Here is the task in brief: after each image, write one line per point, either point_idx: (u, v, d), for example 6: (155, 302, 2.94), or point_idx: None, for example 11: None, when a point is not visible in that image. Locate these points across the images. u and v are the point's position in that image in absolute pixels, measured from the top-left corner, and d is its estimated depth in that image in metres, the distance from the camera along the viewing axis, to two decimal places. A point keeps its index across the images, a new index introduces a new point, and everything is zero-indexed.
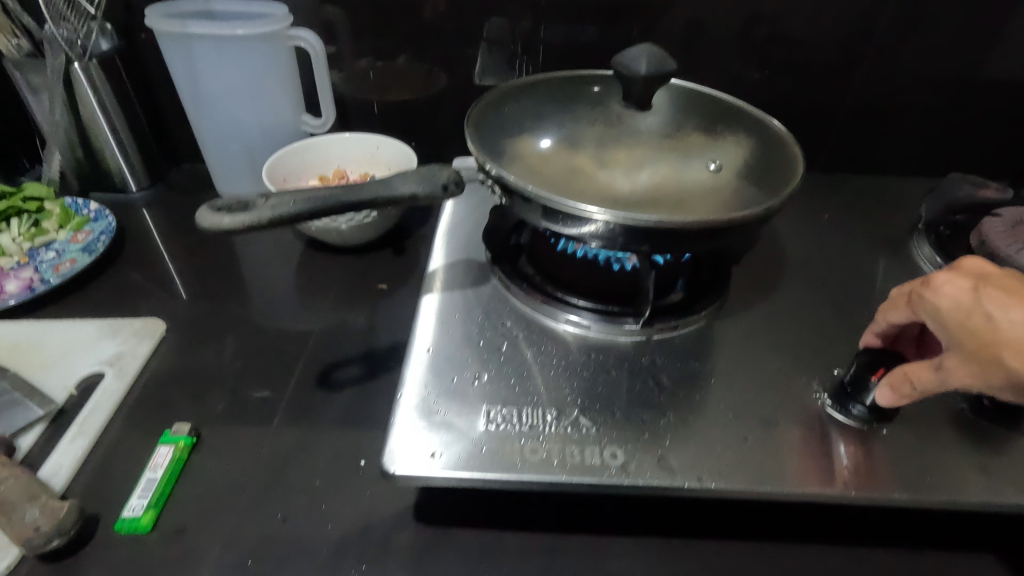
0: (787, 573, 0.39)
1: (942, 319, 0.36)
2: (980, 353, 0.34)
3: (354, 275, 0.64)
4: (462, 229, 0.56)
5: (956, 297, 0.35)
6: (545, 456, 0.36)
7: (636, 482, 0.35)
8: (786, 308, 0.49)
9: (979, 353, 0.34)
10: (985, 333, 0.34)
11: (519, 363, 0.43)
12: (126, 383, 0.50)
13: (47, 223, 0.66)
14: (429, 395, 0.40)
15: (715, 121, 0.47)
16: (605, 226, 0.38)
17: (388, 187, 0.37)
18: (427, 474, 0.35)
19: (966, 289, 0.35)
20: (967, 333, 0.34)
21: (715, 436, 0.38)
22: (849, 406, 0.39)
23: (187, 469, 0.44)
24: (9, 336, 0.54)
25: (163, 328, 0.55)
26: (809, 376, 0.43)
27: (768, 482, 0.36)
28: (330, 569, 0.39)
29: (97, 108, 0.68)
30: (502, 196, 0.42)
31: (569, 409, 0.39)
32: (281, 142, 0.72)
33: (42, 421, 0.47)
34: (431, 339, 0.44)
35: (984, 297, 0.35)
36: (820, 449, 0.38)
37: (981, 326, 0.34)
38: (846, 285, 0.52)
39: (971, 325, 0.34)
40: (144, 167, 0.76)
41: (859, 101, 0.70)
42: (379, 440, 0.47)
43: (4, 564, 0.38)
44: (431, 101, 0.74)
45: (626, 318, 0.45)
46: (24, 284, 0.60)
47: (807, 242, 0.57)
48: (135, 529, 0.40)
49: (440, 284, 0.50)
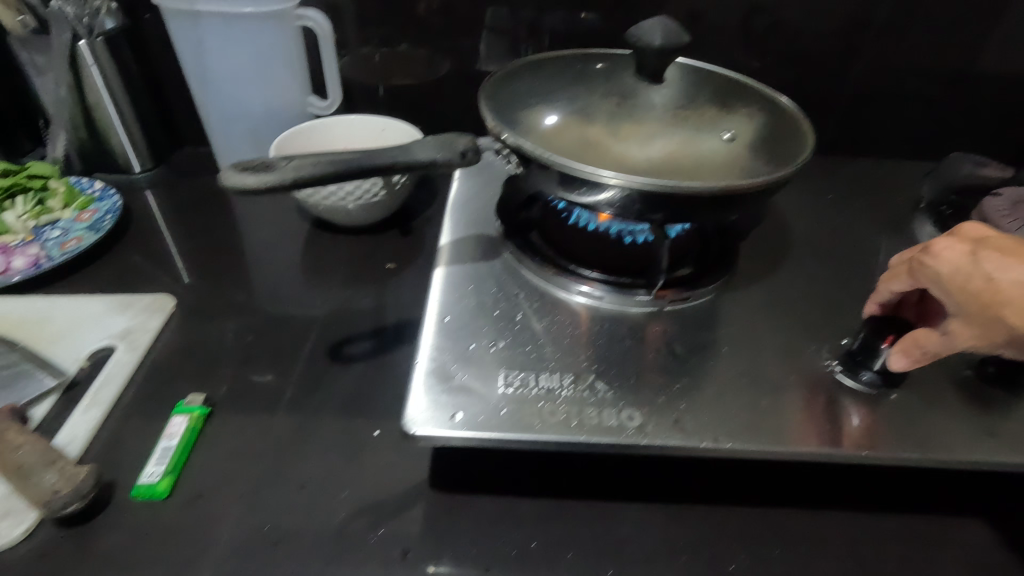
0: (797, 535, 0.40)
1: (943, 285, 0.36)
2: (982, 315, 0.34)
3: (362, 254, 0.64)
4: (472, 206, 0.57)
5: (959, 262, 0.36)
6: (563, 418, 0.37)
7: (653, 442, 0.36)
8: (793, 283, 0.50)
9: (984, 315, 0.34)
10: (988, 296, 0.34)
11: (534, 332, 0.43)
12: (138, 356, 0.50)
13: (52, 202, 0.65)
14: (448, 361, 0.40)
15: (728, 94, 0.48)
16: (620, 193, 0.39)
17: (408, 152, 0.39)
18: (449, 434, 0.36)
19: (966, 254, 0.36)
20: (971, 298, 0.35)
21: (728, 399, 0.39)
22: (860, 372, 0.40)
23: (202, 438, 0.45)
24: (17, 311, 0.54)
25: (172, 304, 0.56)
26: (818, 346, 0.44)
27: (781, 443, 0.37)
28: (349, 533, 0.40)
29: (102, 86, 0.68)
30: (518, 165, 0.43)
31: (585, 374, 0.40)
32: (287, 123, 0.72)
33: (55, 392, 0.47)
34: (446, 308, 0.45)
35: (983, 261, 0.35)
36: (831, 413, 0.39)
37: (982, 288, 0.34)
38: (851, 261, 0.53)
39: (973, 288, 0.35)
40: (149, 148, 0.76)
41: (860, 87, 0.71)
42: (392, 411, 0.47)
43: (22, 528, 0.38)
44: (437, 85, 0.74)
45: (638, 289, 0.46)
46: (30, 260, 0.59)
47: (812, 220, 0.58)
48: (152, 496, 0.41)
49: (453, 257, 0.50)
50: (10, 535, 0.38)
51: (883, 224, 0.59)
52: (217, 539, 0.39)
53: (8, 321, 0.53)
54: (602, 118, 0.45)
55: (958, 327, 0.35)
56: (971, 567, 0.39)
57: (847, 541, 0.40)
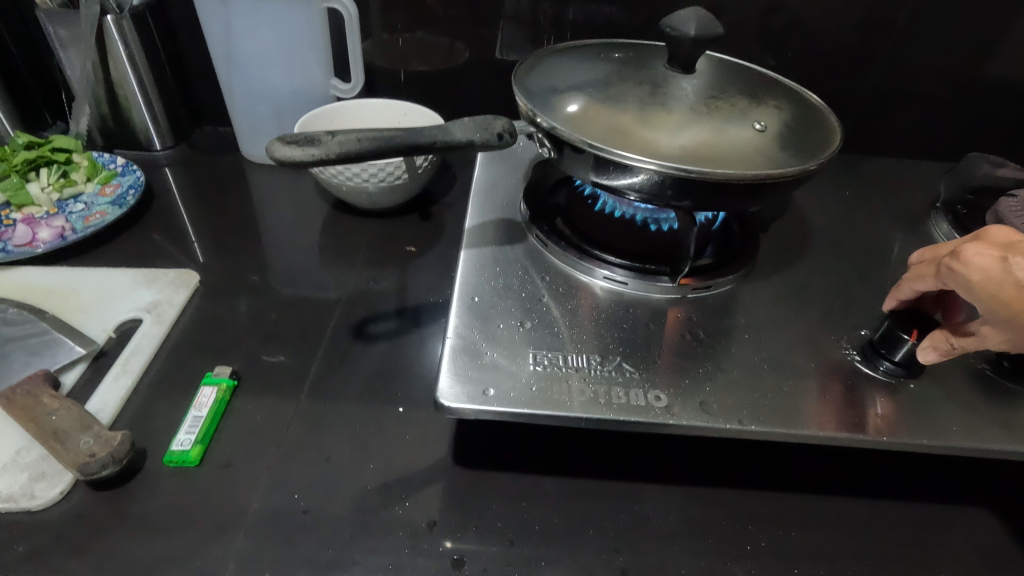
0: (814, 518, 0.41)
1: (972, 291, 0.35)
2: (1017, 321, 0.34)
3: (383, 236, 0.65)
4: (496, 190, 0.57)
5: (989, 269, 0.34)
6: (592, 396, 0.38)
7: (679, 422, 0.37)
8: (812, 275, 0.51)
9: (1016, 320, 0.34)
10: (1020, 302, 0.33)
11: (560, 313, 0.44)
12: (165, 328, 0.51)
13: (76, 175, 0.66)
14: (478, 339, 0.41)
15: (755, 88, 0.48)
16: (649, 179, 0.39)
17: (447, 131, 0.41)
18: (480, 408, 0.37)
19: (997, 261, 0.34)
20: (1003, 305, 0.34)
21: (752, 384, 0.40)
22: (877, 363, 0.41)
23: (230, 409, 0.46)
24: (44, 281, 0.55)
25: (197, 279, 0.56)
26: (838, 335, 0.45)
27: (803, 426, 0.38)
28: (376, 505, 0.40)
29: (127, 63, 0.68)
30: (550, 150, 0.44)
31: (612, 355, 0.41)
32: (310, 105, 0.72)
33: (84, 360, 0.48)
34: (474, 288, 0.46)
35: (1016, 267, 0.34)
36: (852, 400, 0.39)
37: (1013, 295, 0.33)
38: (868, 255, 0.54)
39: (1004, 295, 0.34)
40: (169, 126, 0.76)
41: (876, 88, 0.72)
42: (416, 389, 0.48)
43: (58, 489, 0.39)
44: (458, 72, 0.74)
45: (662, 276, 0.46)
46: (55, 232, 0.59)
47: (829, 215, 0.59)
48: (184, 462, 0.41)
49: (477, 239, 0.51)
50: (48, 495, 0.39)
51: (900, 221, 0.60)
52: (248, 506, 0.40)
53: (36, 291, 0.54)
54: (634, 103, 0.44)
55: (990, 331, 0.35)
56: (981, 553, 0.40)
57: (862, 526, 0.41)
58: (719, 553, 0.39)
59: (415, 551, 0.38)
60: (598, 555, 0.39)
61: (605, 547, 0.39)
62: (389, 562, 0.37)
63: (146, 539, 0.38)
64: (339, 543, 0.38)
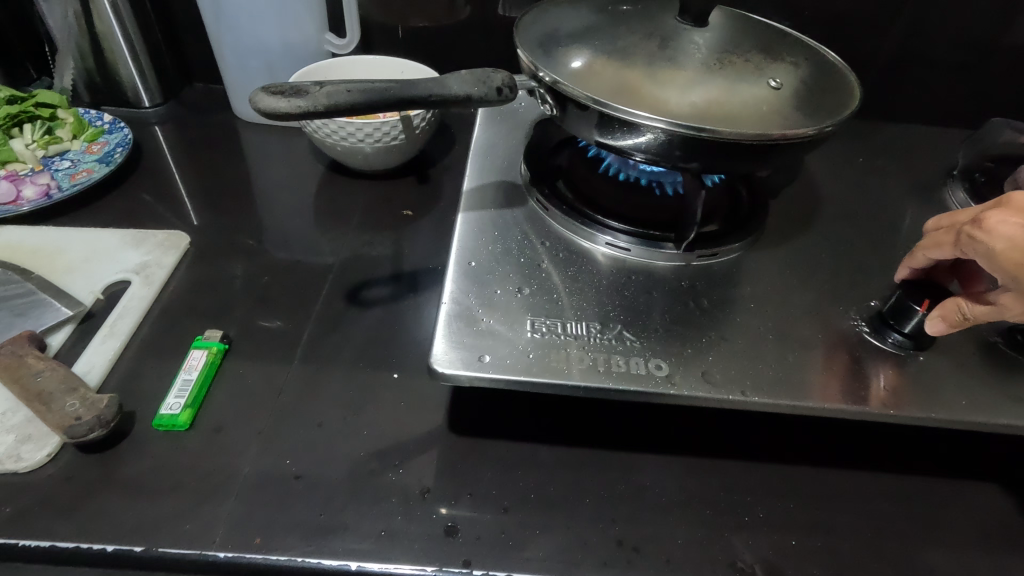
0: (814, 491, 0.41)
1: (996, 260, 0.34)
2: None
3: (379, 199, 0.63)
4: (496, 151, 0.55)
5: (1016, 237, 0.33)
6: (591, 364, 0.37)
7: (680, 392, 0.36)
8: (822, 244, 0.49)
9: None
10: None
11: (560, 279, 0.43)
12: (154, 290, 0.50)
13: (61, 132, 0.64)
14: (474, 304, 0.40)
15: (771, 44, 0.46)
16: (656, 140, 0.38)
17: (443, 85, 0.38)
18: (474, 373, 0.36)
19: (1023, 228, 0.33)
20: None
21: (756, 354, 0.39)
22: (886, 334, 0.40)
23: (221, 373, 0.45)
24: (29, 241, 0.53)
25: (187, 241, 0.55)
26: (846, 306, 0.43)
27: (810, 398, 0.36)
28: (370, 471, 0.40)
29: (110, 13, 0.65)
30: (553, 108, 0.42)
31: (612, 323, 0.40)
32: (304, 61, 0.69)
33: (72, 321, 0.47)
34: (471, 254, 0.44)
35: None
36: (859, 373, 0.38)
37: None
38: (880, 224, 0.52)
39: None
40: (158, 82, 0.73)
41: (896, 52, 0.68)
42: (412, 356, 0.47)
43: (45, 452, 0.38)
44: (458, 30, 0.71)
45: (667, 243, 0.45)
46: (40, 190, 0.58)
47: (841, 183, 0.57)
48: (174, 426, 0.41)
49: (474, 203, 0.49)
50: (34, 457, 0.38)
51: (915, 190, 0.58)
52: (239, 470, 0.39)
53: (22, 250, 0.52)
54: (641, 57, 0.41)
55: (1011, 301, 0.34)
56: (984, 529, 0.40)
57: (861, 497, 0.41)
58: (717, 524, 0.39)
59: (407, 518, 0.37)
60: (593, 524, 0.38)
61: (602, 516, 0.38)
62: (382, 528, 0.37)
63: (135, 502, 0.37)
64: (331, 509, 0.37)
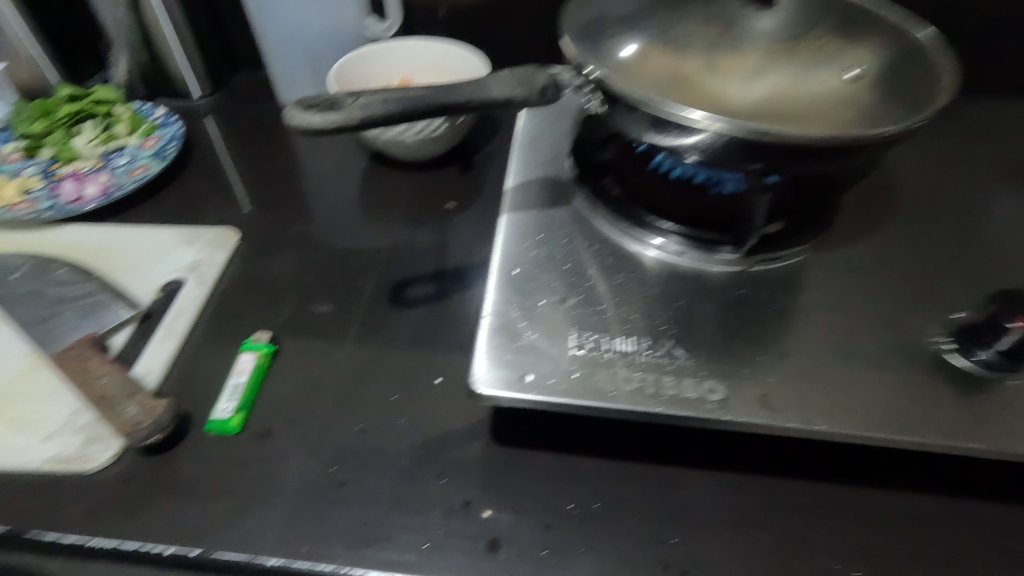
0: (881, 517, 0.38)
1: None
2: None
3: (421, 190, 0.61)
4: (540, 144, 0.53)
5: None
6: (639, 385, 0.35)
7: (735, 418, 0.34)
8: (898, 244, 0.44)
9: None
10: None
11: (608, 289, 0.40)
12: (206, 290, 0.51)
13: (118, 128, 0.65)
14: (516, 317, 0.38)
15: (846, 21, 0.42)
16: (716, 141, 0.34)
17: (484, 88, 0.37)
18: (515, 395, 0.35)
19: None
20: None
21: (821, 375, 0.36)
22: (974, 352, 0.36)
23: (269, 375, 0.45)
24: (92, 240, 0.56)
25: (236, 239, 0.56)
26: (925, 319, 0.39)
27: (882, 428, 0.33)
28: (413, 480, 0.40)
29: (158, 6, 0.66)
30: (600, 105, 0.39)
31: (662, 338, 0.38)
32: (346, 47, 0.68)
33: (132, 322, 0.48)
34: (514, 260, 0.42)
35: None
36: (940, 400, 0.35)
37: None
38: (968, 219, 0.47)
39: None
40: (207, 71, 0.74)
41: (995, 12, 0.60)
42: (455, 358, 0.46)
43: (110, 453, 0.40)
44: (501, 8, 0.68)
45: (723, 246, 0.42)
46: (101, 189, 0.60)
47: (923, 170, 0.51)
48: (225, 431, 0.42)
49: (518, 203, 0.47)
50: (101, 459, 0.40)
51: (1012, 179, 0.51)
52: (286, 476, 0.40)
53: (86, 249, 0.55)
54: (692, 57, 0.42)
55: None
56: None
57: (933, 526, 0.38)
58: (771, 550, 0.37)
59: (449, 531, 0.37)
60: (638, 546, 0.37)
61: (647, 537, 0.37)
62: (424, 541, 0.37)
63: (191, 505, 0.39)
64: (374, 519, 0.38)
